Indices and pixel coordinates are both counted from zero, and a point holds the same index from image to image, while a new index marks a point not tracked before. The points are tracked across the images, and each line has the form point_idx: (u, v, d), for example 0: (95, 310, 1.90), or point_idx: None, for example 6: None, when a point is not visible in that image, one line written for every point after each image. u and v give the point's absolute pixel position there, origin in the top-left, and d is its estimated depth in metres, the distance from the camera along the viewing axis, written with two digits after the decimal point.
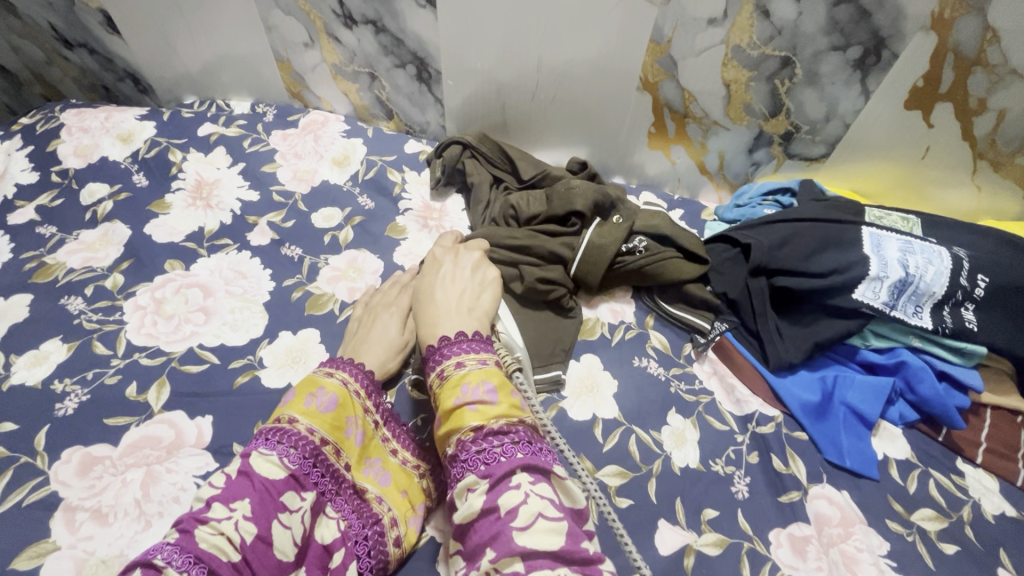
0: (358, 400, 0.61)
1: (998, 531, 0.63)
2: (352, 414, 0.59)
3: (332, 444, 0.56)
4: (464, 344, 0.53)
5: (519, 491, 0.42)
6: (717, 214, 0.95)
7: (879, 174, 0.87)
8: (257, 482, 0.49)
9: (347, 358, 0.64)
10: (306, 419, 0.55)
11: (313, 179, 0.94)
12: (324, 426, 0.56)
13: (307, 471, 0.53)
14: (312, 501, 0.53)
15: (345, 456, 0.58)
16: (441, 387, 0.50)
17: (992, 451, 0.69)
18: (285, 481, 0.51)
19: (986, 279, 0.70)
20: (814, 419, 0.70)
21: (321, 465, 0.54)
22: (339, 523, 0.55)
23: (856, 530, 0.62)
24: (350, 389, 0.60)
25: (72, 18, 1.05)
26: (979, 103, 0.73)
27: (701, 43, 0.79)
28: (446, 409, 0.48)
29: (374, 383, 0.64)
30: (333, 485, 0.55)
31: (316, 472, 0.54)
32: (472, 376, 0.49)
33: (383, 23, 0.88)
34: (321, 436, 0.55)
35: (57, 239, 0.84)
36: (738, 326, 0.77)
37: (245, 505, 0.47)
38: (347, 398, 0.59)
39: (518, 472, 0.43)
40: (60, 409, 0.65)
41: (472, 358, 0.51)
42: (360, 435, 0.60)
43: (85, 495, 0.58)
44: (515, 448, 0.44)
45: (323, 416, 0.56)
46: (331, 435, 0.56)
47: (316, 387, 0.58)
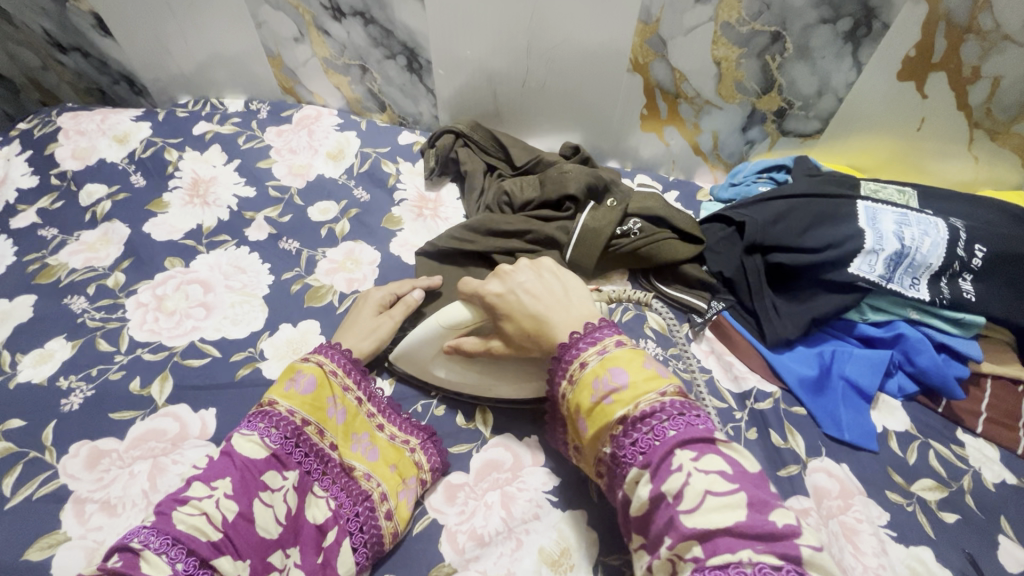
0: (336, 380, 0.64)
1: (998, 498, 0.64)
2: (331, 394, 0.62)
3: (314, 424, 0.59)
4: (591, 335, 0.51)
5: (681, 473, 0.41)
6: (712, 195, 0.94)
7: (874, 149, 0.86)
8: (238, 461, 0.53)
9: (328, 343, 0.67)
10: (286, 401, 0.59)
11: (308, 174, 0.95)
12: (304, 407, 0.59)
13: (288, 451, 0.56)
14: (295, 479, 0.56)
15: (328, 435, 0.60)
16: (575, 395, 0.49)
17: (991, 420, 0.69)
18: (266, 460, 0.54)
19: (983, 249, 0.70)
20: (813, 394, 0.70)
21: (304, 445, 0.58)
22: (329, 501, 0.58)
23: (855, 502, 0.62)
24: (327, 370, 0.63)
25: (64, 22, 1.06)
26: (972, 71, 0.73)
27: (689, 22, 0.78)
28: (585, 410, 0.48)
29: (354, 362, 0.66)
30: (319, 464, 0.58)
31: (299, 451, 0.57)
32: (601, 368, 0.48)
33: (371, 14, 0.88)
34: (301, 416, 0.59)
35: (58, 241, 0.85)
36: (734, 305, 0.77)
37: (225, 484, 0.50)
38: (325, 378, 0.62)
39: (678, 451, 0.42)
40: (66, 404, 0.66)
41: (587, 358, 0.49)
42: (342, 414, 0.62)
43: (94, 487, 0.59)
44: (667, 426, 0.44)
45: (302, 398, 0.60)
46: (312, 415, 0.59)
47: (294, 372, 0.61)
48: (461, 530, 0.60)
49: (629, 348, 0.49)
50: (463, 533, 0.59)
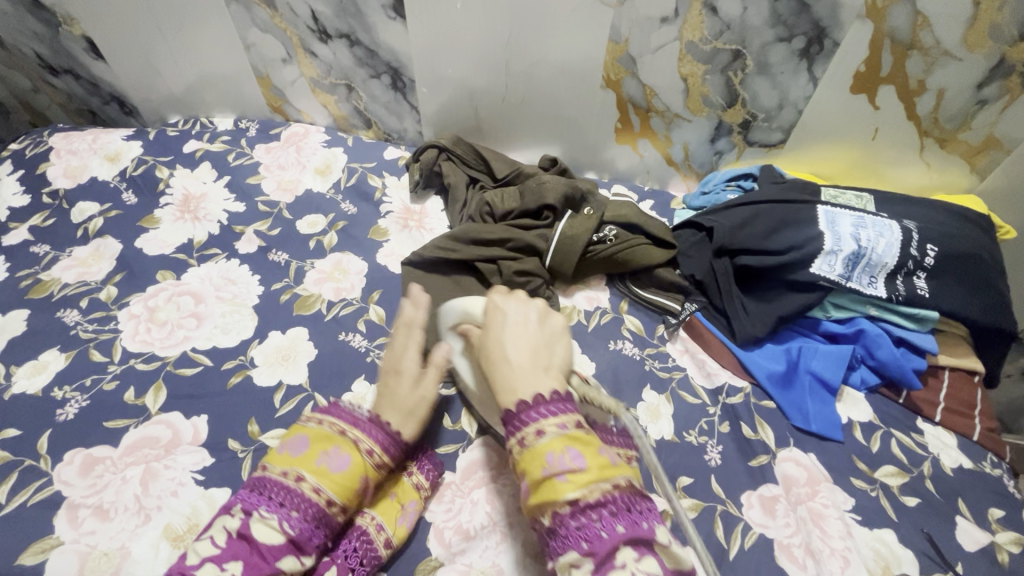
0: (373, 460, 0.55)
1: (955, 482, 0.67)
2: (365, 475, 0.54)
3: (340, 506, 0.53)
4: (543, 405, 0.48)
5: (625, 571, 0.41)
6: (685, 202, 0.99)
7: (835, 157, 0.91)
8: (257, 548, 0.48)
9: (337, 403, 0.58)
10: (314, 480, 0.51)
11: (296, 189, 0.98)
12: (335, 489, 0.52)
13: (309, 535, 0.51)
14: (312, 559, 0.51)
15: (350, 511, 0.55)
16: (524, 459, 0.46)
17: (948, 409, 0.73)
18: (282, 545, 0.49)
19: (934, 248, 0.75)
20: (781, 388, 0.74)
21: (326, 527, 0.52)
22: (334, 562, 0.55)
23: (822, 488, 0.66)
24: (364, 449, 0.55)
25: (57, 46, 1.09)
26: (918, 84, 0.78)
27: (656, 41, 0.83)
28: (532, 480, 0.45)
29: (396, 442, 0.57)
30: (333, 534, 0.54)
31: (319, 534, 0.51)
32: (555, 444, 0.45)
33: (357, 36, 0.92)
34: (328, 498, 0.52)
35: (50, 257, 0.87)
36: (706, 305, 0.81)
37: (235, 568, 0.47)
38: (363, 459, 0.54)
39: (623, 547, 0.42)
40: (61, 414, 0.68)
41: (533, 431, 0.46)
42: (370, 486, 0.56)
43: (87, 492, 0.61)
44: (616, 520, 0.42)
45: (334, 477, 0.52)
46: (340, 498, 0.52)
47: (330, 446, 0.53)
48: (448, 526, 0.62)
49: (581, 429, 0.47)
50: (450, 529, 0.62)
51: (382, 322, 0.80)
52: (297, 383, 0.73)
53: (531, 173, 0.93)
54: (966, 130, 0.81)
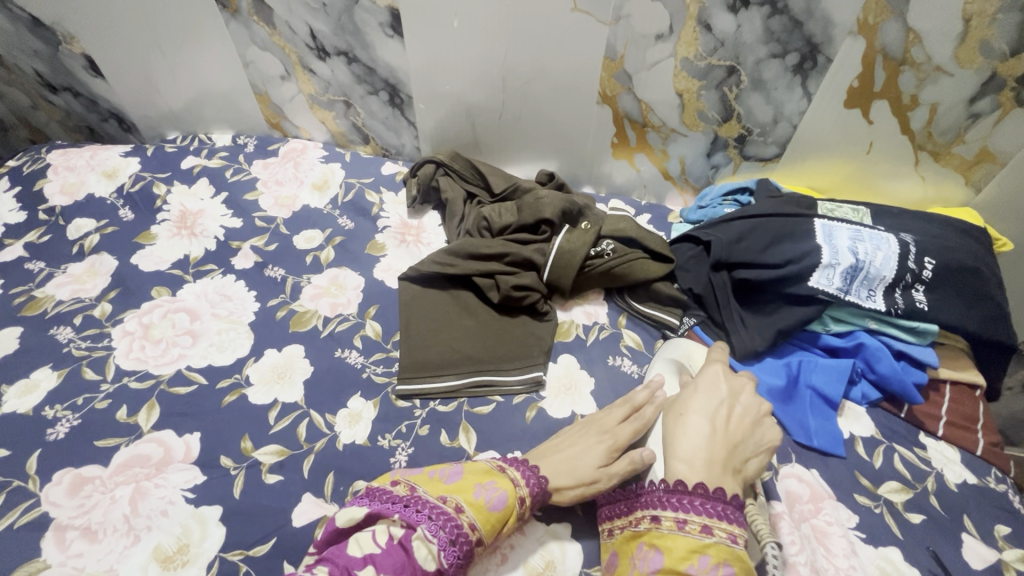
0: (519, 509, 0.56)
1: (960, 498, 0.67)
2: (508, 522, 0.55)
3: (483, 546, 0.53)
4: (716, 505, 0.52)
5: None
6: (682, 216, 1.00)
7: (831, 171, 0.92)
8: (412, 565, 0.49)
9: (520, 458, 0.61)
10: (472, 512, 0.53)
11: (294, 205, 0.98)
12: (485, 526, 0.53)
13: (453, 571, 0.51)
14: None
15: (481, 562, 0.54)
16: (675, 535, 0.51)
17: (950, 423, 0.73)
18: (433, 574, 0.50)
19: (932, 261, 0.75)
20: (782, 403, 0.73)
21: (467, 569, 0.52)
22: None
23: (825, 505, 0.65)
24: (519, 494, 0.57)
25: (56, 64, 1.09)
26: (911, 99, 0.79)
27: (652, 57, 0.84)
28: (673, 560, 0.50)
29: (545, 493, 0.59)
30: None
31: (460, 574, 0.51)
32: (716, 551, 0.50)
33: (354, 54, 0.93)
34: (479, 535, 0.53)
35: (45, 274, 0.87)
36: (705, 320, 0.81)
37: None
38: (513, 504, 0.56)
39: None
40: (51, 433, 0.67)
41: (697, 522, 0.51)
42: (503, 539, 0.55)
43: (75, 513, 0.60)
44: None
45: (489, 513, 0.54)
46: (486, 537, 0.53)
47: (486, 481, 0.56)
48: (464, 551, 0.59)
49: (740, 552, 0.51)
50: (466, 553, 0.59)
51: (378, 337, 0.80)
52: (292, 400, 0.72)
53: (529, 188, 0.93)
54: (960, 144, 0.82)
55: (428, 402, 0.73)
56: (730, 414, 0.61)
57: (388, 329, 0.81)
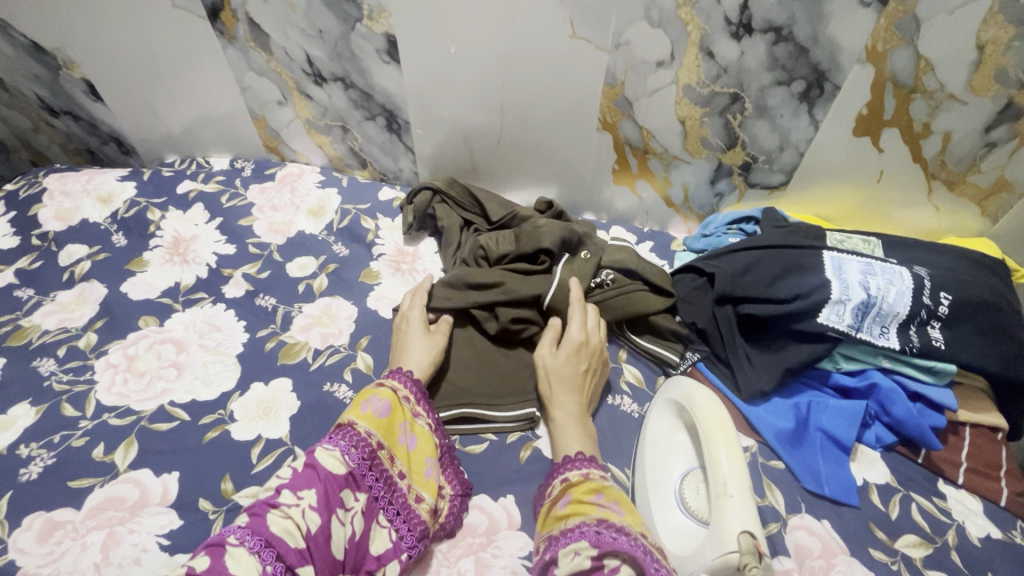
0: (407, 406, 0.65)
1: (984, 554, 0.62)
2: (402, 420, 0.63)
3: (387, 449, 0.60)
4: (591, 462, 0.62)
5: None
6: (685, 245, 0.97)
7: (839, 200, 0.89)
8: (323, 474, 0.54)
9: (396, 368, 0.68)
10: (364, 423, 0.60)
11: (289, 230, 0.96)
12: (380, 430, 0.60)
13: (364, 472, 0.57)
14: (363, 504, 0.56)
15: (397, 462, 0.61)
16: (582, 482, 0.58)
17: (972, 470, 0.68)
18: (345, 476, 0.56)
19: (949, 297, 0.71)
20: (790, 447, 0.69)
21: (376, 469, 0.59)
22: (389, 532, 0.58)
23: (838, 561, 0.61)
24: (400, 395, 0.65)
25: (57, 89, 1.09)
26: (923, 127, 0.76)
27: (653, 84, 0.81)
28: (577, 494, 0.57)
29: (422, 390, 0.68)
30: (386, 492, 0.59)
31: (372, 474, 0.58)
32: (609, 491, 0.57)
33: (351, 79, 0.92)
34: (377, 439, 0.60)
35: (33, 301, 0.85)
36: (709, 355, 0.78)
37: (311, 495, 0.52)
38: (398, 404, 0.64)
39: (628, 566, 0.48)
40: (24, 474, 0.64)
41: (595, 472, 0.60)
42: (412, 441, 0.63)
43: (43, 561, 0.57)
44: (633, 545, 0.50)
45: (379, 420, 0.61)
46: (386, 440, 0.60)
47: (370, 394, 0.63)
48: None
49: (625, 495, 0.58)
50: None
51: (369, 371, 0.77)
52: (277, 438, 0.69)
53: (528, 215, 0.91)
54: (976, 173, 0.78)
55: None
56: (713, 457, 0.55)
57: (380, 362, 0.78)
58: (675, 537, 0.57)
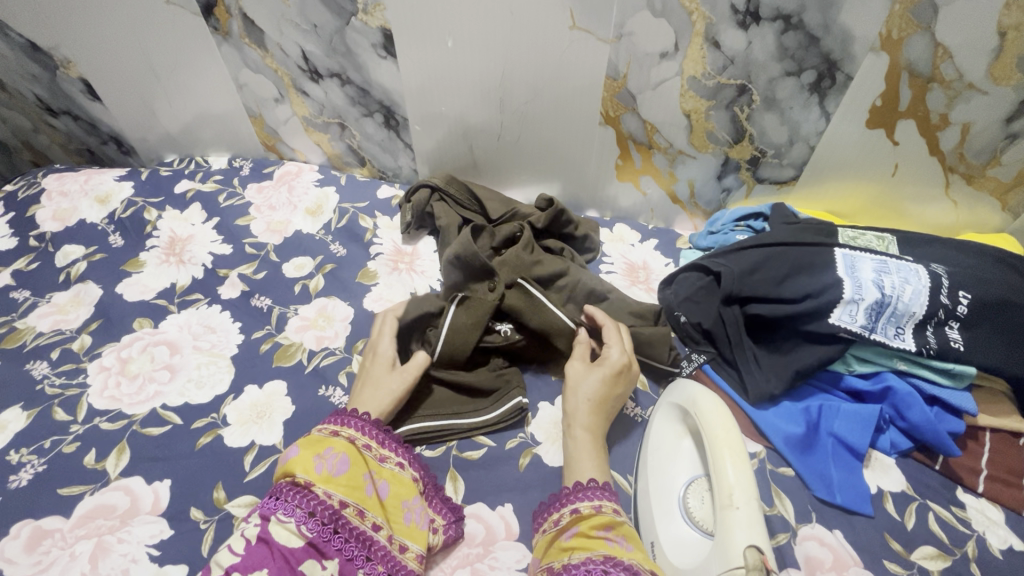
0: (369, 453, 0.60)
1: (1006, 567, 0.59)
2: (366, 470, 0.58)
3: (353, 505, 0.55)
4: (600, 490, 0.58)
5: None
6: (691, 242, 0.94)
7: (853, 195, 0.86)
8: (276, 552, 0.49)
9: (350, 411, 0.63)
10: (322, 484, 0.54)
11: (286, 230, 0.95)
12: (341, 488, 0.55)
13: (327, 538, 0.52)
14: (335, 568, 0.51)
15: (370, 516, 0.56)
16: (593, 516, 0.55)
17: (993, 478, 0.65)
18: (303, 548, 0.51)
19: (967, 296, 0.67)
20: (801, 453, 0.67)
21: (343, 530, 0.53)
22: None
23: (851, 574, 0.58)
24: (359, 444, 0.60)
25: (54, 89, 1.09)
26: (941, 118, 0.72)
27: (657, 77, 0.79)
28: (584, 527, 0.54)
29: (380, 427, 0.63)
30: (362, 550, 0.53)
31: (338, 538, 0.52)
32: (618, 525, 0.54)
33: (348, 75, 0.90)
34: (339, 499, 0.54)
35: (29, 303, 0.84)
36: (716, 357, 0.75)
37: None
38: (357, 454, 0.58)
39: None
40: (14, 480, 0.63)
41: (608, 505, 0.56)
42: (383, 488, 0.59)
43: (30, 571, 0.56)
44: None
45: (338, 479, 0.56)
46: (350, 496, 0.55)
47: (323, 448, 0.57)
48: None
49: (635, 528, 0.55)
50: None
51: None
52: (270, 444, 0.67)
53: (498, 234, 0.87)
54: (996, 166, 0.75)
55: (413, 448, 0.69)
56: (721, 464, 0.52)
57: None
58: (677, 547, 0.54)
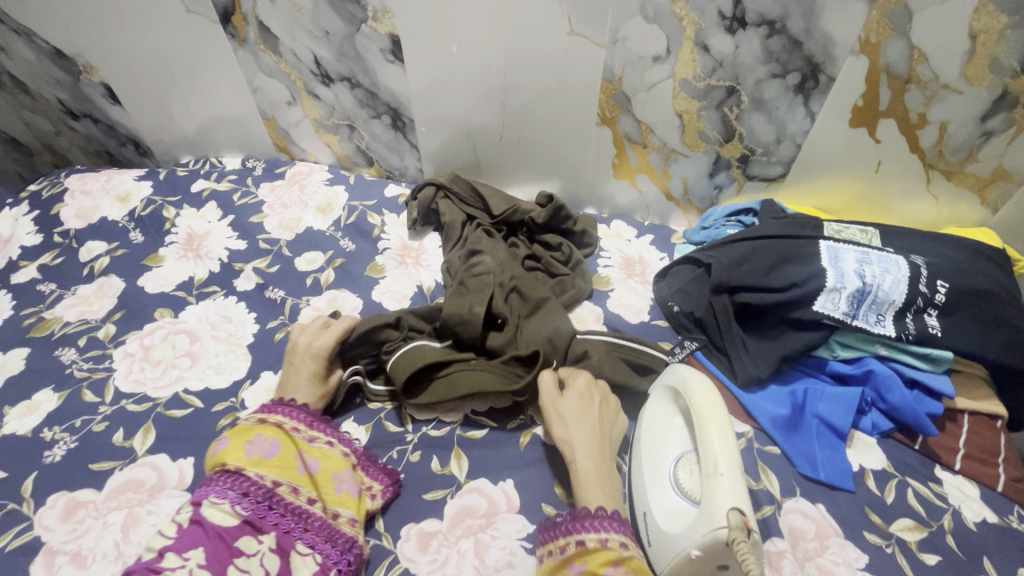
0: (300, 434, 0.64)
1: (980, 538, 0.62)
2: (295, 451, 0.62)
3: (285, 483, 0.59)
4: (608, 522, 0.56)
5: None
6: (685, 238, 0.98)
7: (838, 192, 0.90)
8: (210, 531, 0.53)
9: (276, 401, 0.67)
10: (252, 467, 0.59)
11: (298, 226, 0.99)
12: (272, 469, 0.60)
13: (261, 514, 0.56)
14: (271, 542, 0.56)
15: (303, 492, 0.60)
16: (598, 550, 0.54)
17: (969, 456, 0.69)
18: (238, 526, 0.55)
19: (945, 285, 0.71)
20: (787, 433, 0.70)
21: (277, 506, 0.58)
22: (315, 556, 0.57)
23: (832, 543, 0.62)
24: (287, 428, 0.64)
25: (77, 93, 1.14)
26: (919, 117, 0.76)
27: (650, 79, 0.83)
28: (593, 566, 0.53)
29: (310, 412, 0.67)
30: (296, 522, 0.58)
31: (272, 513, 0.57)
32: (628, 563, 0.53)
33: (357, 79, 0.95)
34: (271, 479, 0.59)
35: (55, 295, 0.89)
36: (707, 345, 0.79)
37: (198, 554, 0.51)
38: (286, 437, 0.63)
39: None
40: (48, 456, 0.67)
41: (615, 539, 0.55)
42: (313, 465, 0.63)
43: (66, 538, 0.60)
44: None
45: (267, 461, 0.60)
46: (281, 475, 0.60)
47: (251, 435, 0.61)
48: None
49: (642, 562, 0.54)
50: None
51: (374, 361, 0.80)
52: None
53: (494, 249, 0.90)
54: (974, 162, 0.79)
55: (422, 428, 0.73)
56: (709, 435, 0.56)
57: None
58: (665, 514, 0.59)
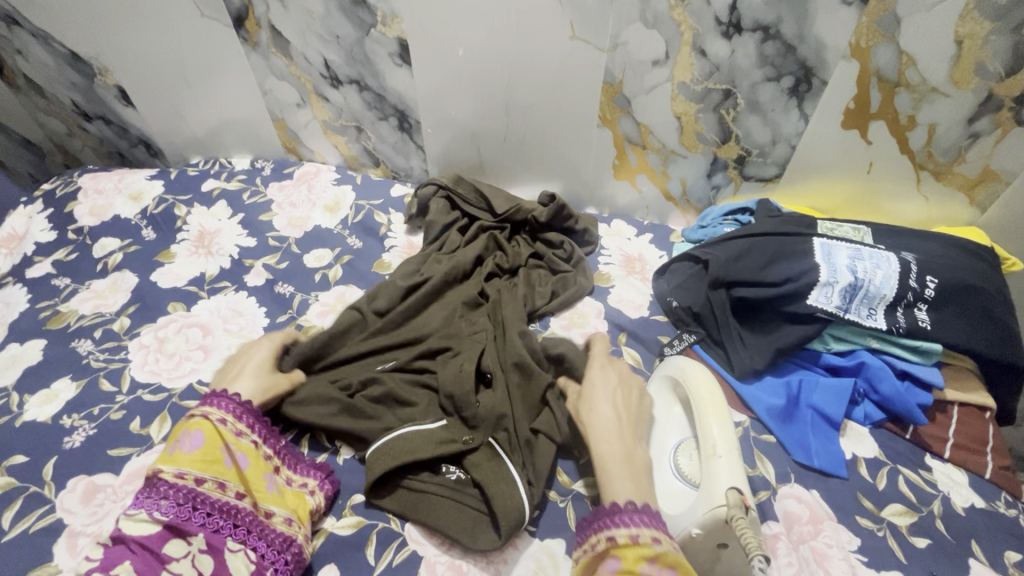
0: (226, 427, 0.63)
1: (968, 522, 0.65)
2: (222, 445, 0.62)
3: (211, 479, 0.59)
4: (633, 514, 0.53)
5: None
6: (683, 236, 1.01)
7: (832, 192, 0.92)
8: (134, 544, 0.53)
9: (218, 392, 0.66)
10: (172, 466, 0.58)
11: (306, 225, 1.02)
12: (195, 465, 0.59)
13: (186, 516, 0.56)
14: (201, 543, 0.55)
15: (231, 486, 0.60)
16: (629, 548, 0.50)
17: (959, 446, 0.71)
18: (161, 533, 0.54)
19: (934, 281, 0.73)
20: (781, 422, 0.73)
21: (203, 505, 0.57)
22: (246, 553, 0.57)
23: (825, 526, 0.64)
24: (213, 420, 0.63)
25: (90, 94, 1.17)
26: (909, 119, 0.79)
27: (649, 82, 0.86)
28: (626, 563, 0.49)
29: (242, 407, 0.66)
30: (226, 520, 0.58)
31: (198, 513, 0.56)
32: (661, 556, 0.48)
33: (365, 82, 0.98)
34: (194, 476, 0.58)
35: (70, 290, 0.91)
36: (704, 338, 0.82)
37: (125, 568, 0.52)
38: (214, 431, 0.62)
39: None
40: (67, 442, 0.70)
41: (647, 533, 0.51)
42: (242, 459, 0.62)
43: (88, 520, 0.62)
44: None
45: (190, 456, 0.59)
46: (206, 471, 0.59)
47: (178, 433, 0.61)
48: (440, 560, 0.62)
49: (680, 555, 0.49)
50: (442, 563, 0.62)
51: None
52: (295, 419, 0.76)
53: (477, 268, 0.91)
54: (962, 163, 0.81)
55: None
56: (707, 417, 0.58)
57: None
58: (665, 498, 0.61)
